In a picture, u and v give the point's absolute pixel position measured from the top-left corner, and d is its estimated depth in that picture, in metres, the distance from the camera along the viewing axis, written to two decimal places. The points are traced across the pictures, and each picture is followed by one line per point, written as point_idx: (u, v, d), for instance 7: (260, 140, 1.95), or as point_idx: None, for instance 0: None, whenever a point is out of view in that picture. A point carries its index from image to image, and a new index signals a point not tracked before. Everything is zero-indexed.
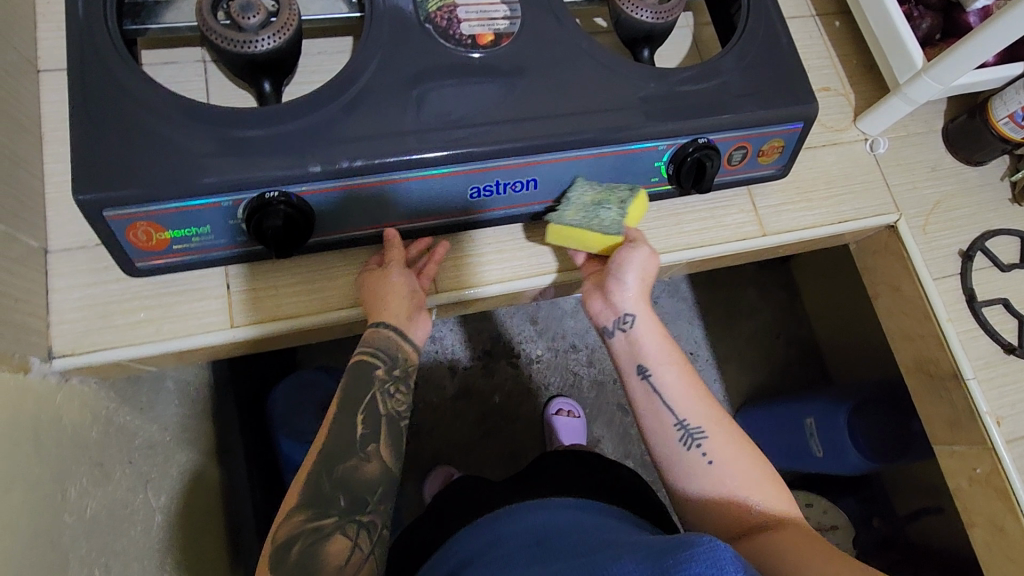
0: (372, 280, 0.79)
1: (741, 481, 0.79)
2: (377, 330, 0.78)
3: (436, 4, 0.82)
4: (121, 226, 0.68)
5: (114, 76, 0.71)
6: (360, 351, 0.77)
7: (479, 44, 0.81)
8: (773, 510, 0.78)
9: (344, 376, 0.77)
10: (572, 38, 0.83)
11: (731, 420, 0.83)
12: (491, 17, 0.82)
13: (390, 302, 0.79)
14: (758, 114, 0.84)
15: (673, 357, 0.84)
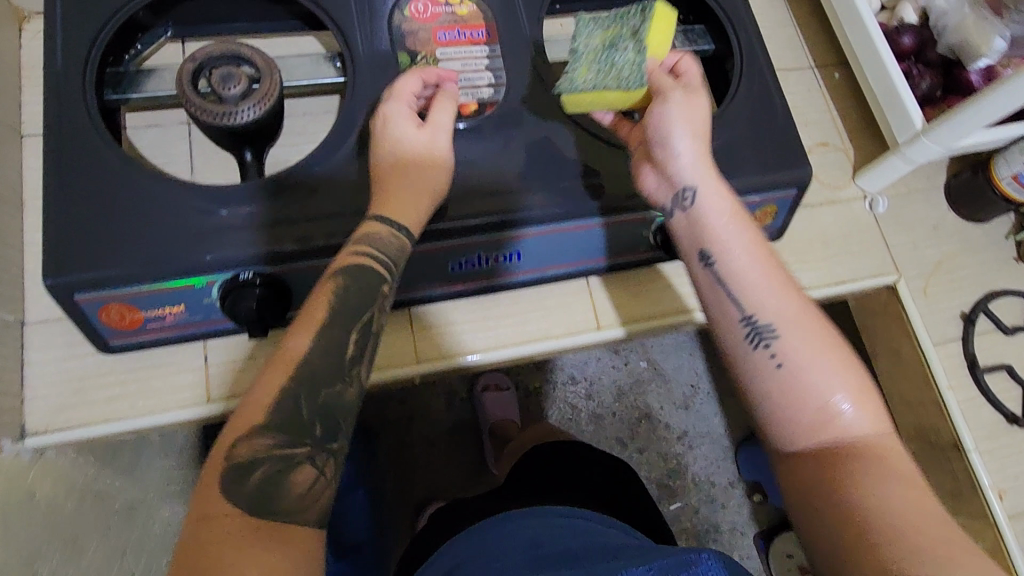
0: (406, 156, 0.68)
1: (822, 391, 0.65)
2: (393, 232, 0.67)
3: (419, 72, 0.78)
4: (93, 307, 0.67)
5: (91, 150, 0.70)
6: (373, 261, 0.66)
7: (463, 114, 0.77)
8: (855, 426, 0.64)
9: (339, 273, 0.65)
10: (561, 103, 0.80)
11: (812, 321, 0.68)
12: (476, 86, 0.78)
13: (416, 199, 0.68)
14: (753, 181, 0.82)
15: (738, 233, 0.69)
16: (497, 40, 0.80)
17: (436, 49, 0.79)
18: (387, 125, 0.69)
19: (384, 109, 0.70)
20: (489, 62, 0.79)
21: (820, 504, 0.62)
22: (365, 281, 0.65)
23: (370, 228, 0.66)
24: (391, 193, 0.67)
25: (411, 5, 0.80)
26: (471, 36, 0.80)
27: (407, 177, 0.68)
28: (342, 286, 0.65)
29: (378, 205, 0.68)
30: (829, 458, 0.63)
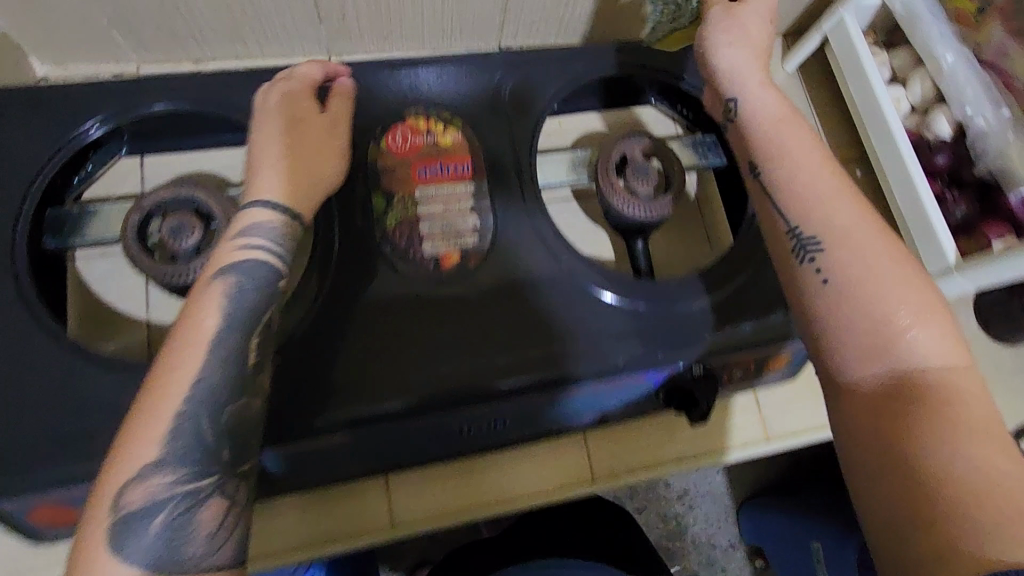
0: (291, 111, 0.65)
1: (864, 249, 0.55)
2: (269, 210, 0.58)
3: (394, 217, 0.69)
4: (19, 510, 0.59)
5: (21, 320, 0.62)
6: (252, 258, 0.55)
7: (443, 267, 0.68)
8: (917, 356, 0.51)
9: (232, 272, 0.54)
10: (557, 242, 0.72)
11: (880, 250, 0.55)
12: (459, 231, 0.70)
13: (297, 172, 0.62)
14: (775, 328, 0.72)
15: (790, 122, 0.63)
16: (483, 176, 0.72)
17: (414, 188, 0.70)
18: (275, 103, 0.65)
19: (259, 102, 0.66)
20: (474, 201, 0.71)
21: (883, 408, 0.50)
22: (255, 262, 0.55)
23: (245, 207, 0.58)
24: (269, 150, 0.62)
25: (388, 134, 0.71)
26: (454, 171, 0.71)
27: (285, 112, 0.65)
28: (238, 286, 0.54)
29: (248, 190, 0.59)
30: (888, 398, 0.50)
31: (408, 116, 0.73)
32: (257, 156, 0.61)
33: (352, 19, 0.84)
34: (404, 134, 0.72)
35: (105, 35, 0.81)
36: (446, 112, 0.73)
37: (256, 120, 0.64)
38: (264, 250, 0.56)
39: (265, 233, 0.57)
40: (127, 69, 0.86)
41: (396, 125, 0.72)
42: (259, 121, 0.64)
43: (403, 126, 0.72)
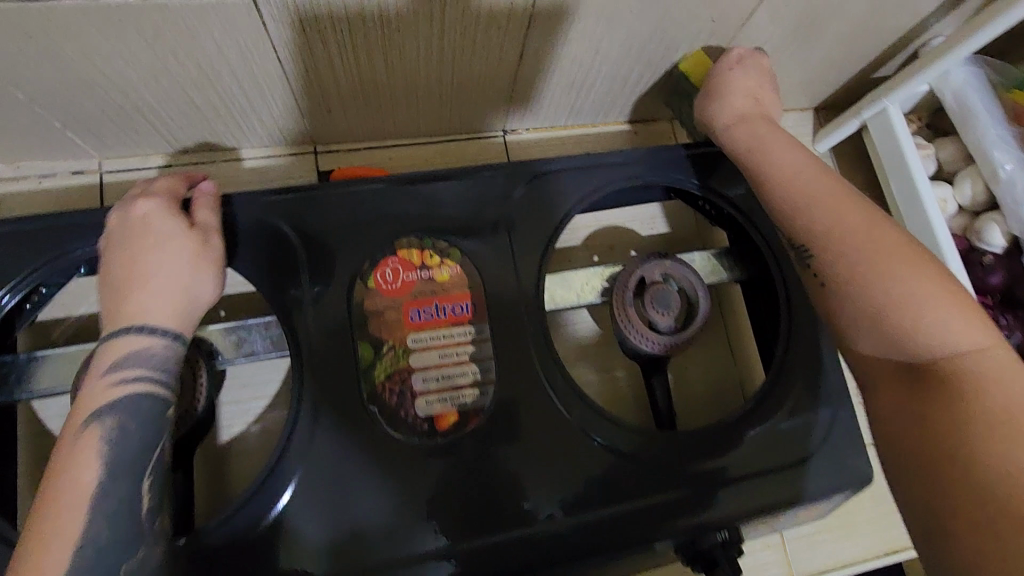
0: (152, 231, 0.58)
1: (879, 273, 0.58)
2: (146, 335, 0.54)
3: (383, 370, 0.61)
4: None
5: None
6: (127, 393, 0.52)
7: (439, 429, 0.60)
8: (937, 342, 0.55)
9: (107, 413, 0.51)
10: (566, 393, 0.64)
11: (883, 258, 0.59)
12: (457, 385, 0.62)
13: (172, 285, 0.56)
14: (812, 488, 0.65)
15: (775, 155, 0.67)
16: (485, 316, 0.64)
17: (406, 335, 0.62)
18: (134, 223, 0.59)
19: (115, 225, 0.60)
20: (474, 348, 0.63)
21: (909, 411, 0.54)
22: (133, 397, 0.52)
23: (115, 335, 0.54)
24: (137, 275, 0.56)
25: (377, 271, 0.63)
26: (452, 312, 0.63)
27: (153, 229, 0.59)
28: (117, 425, 0.51)
29: (119, 317, 0.55)
30: (909, 397, 0.54)
31: (399, 247, 0.64)
32: (126, 282, 0.56)
33: (339, 113, 0.75)
34: (395, 270, 0.63)
35: (61, 136, 0.71)
36: (443, 240, 0.65)
37: (115, 248, 0.58)
38: (143, 382, 0.53)
39: (141, 365, 0.53)
40: (89, 167, 0.77)
41: (386, 259, 0.63)
42: (117, 250, 0.58)
43: (394, 260, 0.63)
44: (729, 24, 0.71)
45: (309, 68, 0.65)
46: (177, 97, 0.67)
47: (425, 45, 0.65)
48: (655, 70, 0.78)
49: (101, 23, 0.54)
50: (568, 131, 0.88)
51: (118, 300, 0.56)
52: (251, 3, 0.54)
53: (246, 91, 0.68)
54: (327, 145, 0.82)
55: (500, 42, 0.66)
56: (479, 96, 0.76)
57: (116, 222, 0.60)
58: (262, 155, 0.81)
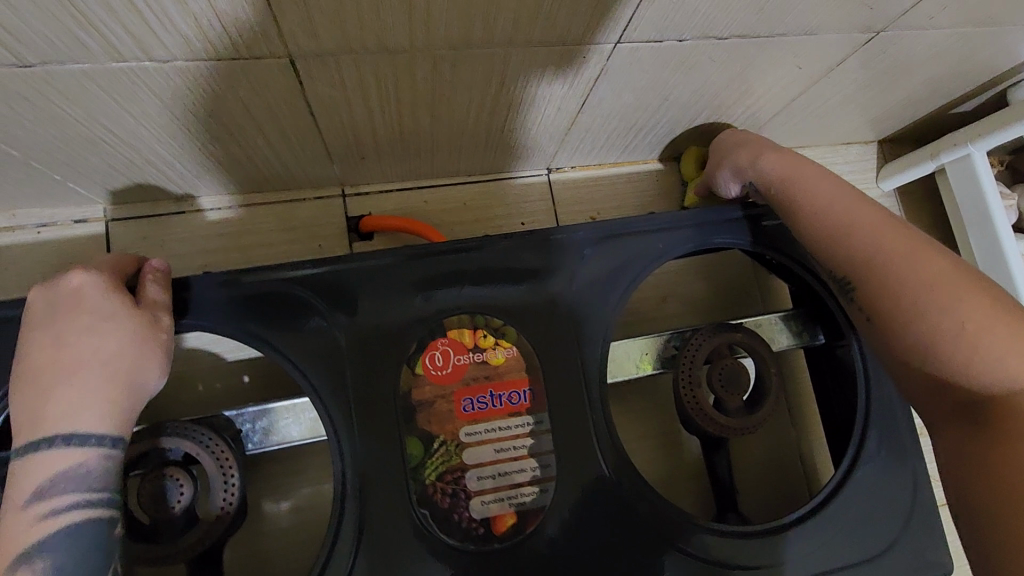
0: (83, 307, 0.45)
1: (927, 298, 0.53)
2: (76, 448, 0.41)
3: (435, 468, 0.55)
4: None
5: None
6: (60, 525, 0.40)
7: (496, 534, 0.55)
8: (994, 372, 0.50)
9: (41, 552, 0.39)
10: (633, 489, 0.58)
11: (935, 292, 0.53)
12: (515, 483, 0.56)
13: (108, 377, 0.43)
14: None
15: (808, 186, 0.60)
16: (545, 405, 0.58)
17: (459, 427, 0.56)
18: (59, 298, 0.45)
19: (37, 301, 0.46)
20: (533, 440, 0.57)
21: (967, 443, 0.51)
22: (70, 530, 0.40)
23: (34, 450, 0.41)
24: (60, 367, 0.43)
25: (425, 355, 0.57)
26: (508, 401, 0.57)
27: (84, 306, 0.45)
28: (53, 567, 0.39)
29: (41, 428, 0.41)
30: (970, 429, 0.51)
31: (450, 326, 0.58)
32: (46, 378, 0.42)
33: (373, 159, 0.68)
34: (446, 353, 0.57)
35: (59, 186, 0.63)
36: (498, 317, 0.59)
37: (30, 335, 0.44)
38: (78, 508, 0.41)
39: (72, 486, 0.41)
40: (93, 215, 0.69)
41: (435, 341, 0.57)
42: (35, 336, 0.44)
43: (444, 341, 0.57)
44: (815, 71, 0.63)
45: (344, 121, 0.58)
46: (196, 150, 0.60)
47: (477, 97, 0.57)
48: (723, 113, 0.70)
49: (110, 87, 0.47)
50: (618, 169, 0.81)
51: (36, 403, 0.42)
52: (287, 63, 0.47)
53: (273, 143, 0.61)
54: (356, 188, 0.75)
55: (562, 93, 0.59)
56: (528, 140, 0.69)
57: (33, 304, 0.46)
58: (284, 199, 0.73)
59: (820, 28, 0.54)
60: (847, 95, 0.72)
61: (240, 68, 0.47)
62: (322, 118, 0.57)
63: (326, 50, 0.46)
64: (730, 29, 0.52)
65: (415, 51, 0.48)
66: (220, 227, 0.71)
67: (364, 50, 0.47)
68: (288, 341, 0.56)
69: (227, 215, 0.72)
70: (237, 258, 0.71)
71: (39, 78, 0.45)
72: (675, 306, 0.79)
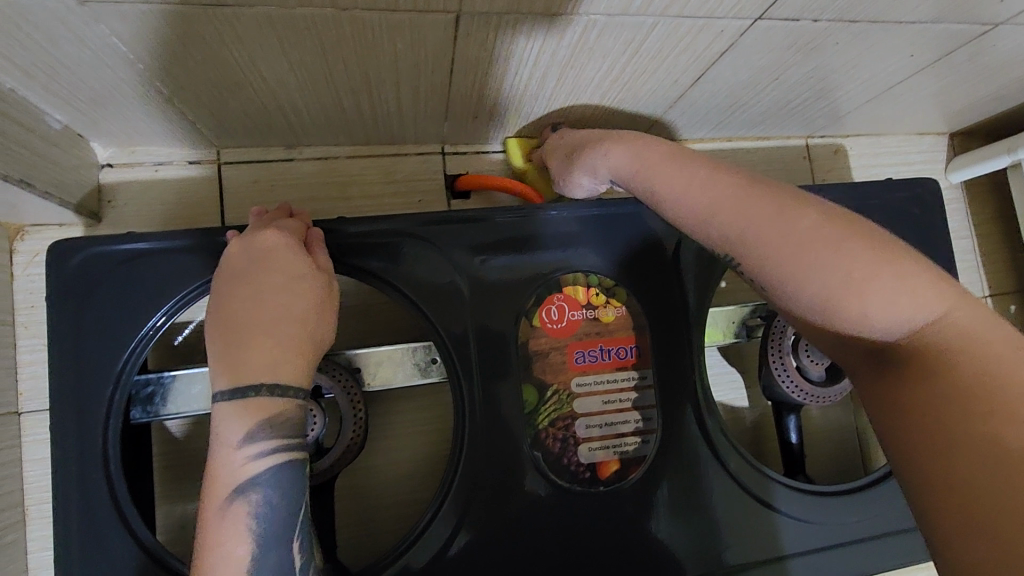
0: (279, 268, 0.52)
1: (803, 262, 0.45)
2: (277, 398, 0.48)
3: (548, 415, 0.59)
4: None
5: (105, 554, 0.51)
6: (266, 465, 0.47)
7: (601, 477, 0.59)
8: (885, 318, 0.44)
9: (254, 487, 0.47)
10: (725, 447, 0.62)
11: (830, 254, 0.45)
12: (619, 433, 0.60)
13: (298, 336, 0.50)
14: None
15: (654, 168, 0.54)
16: (648, 362, 0.61)
17: (571, 378, 0.60)
18: (255, 254, 0.52)
19: (233, 251, 0.53)
20: (637, 394, 0.61)
21: (883, 393, 0.44)
22: (275, 470, 0.48)
23: (240, 397, 0.47)
24: (257, 320, 0.49)
25: (542, 309, 0.60)
26: (616, 355, 0.61)
27: (279, 267, 0.52)
28: (263, 499, 0.47)
29: (245, 372, 0.47)
30: (885, 376, 0.44)
31: (565, 283, 0.61)
32: (246, 328, 0.49)
33: (483, 118, 0.70)
34: (560, 308, 0.60)
35: (187, 127, 0.65)
36: (608, 278, 0.62)
37: (229, 284, 0.51)
38: (279, 451, 0.48)
39: (274, 433, 0.48)
40: (206, 157, 0.71)
41: (551, 296, 0.60)
42: (234, 288, 0.50)
43: (559, 297, 0.60)
44: (920, 61, 0.66)
45: (474, 80, 0.61)
46: (325, 100, 0.62)
47: (606, 64, 0.60)
48: (581, 95, 0.67)
49: (282, 32, 0.49)
50: (703, 144, 0.83)
51: (236, 349, 0.48)
52: (452, 19, 0.49)
53: (399, 99, 0.63)
54: (454, 146, 0.77)
55: (684, 66, 0.62)
56: (629, 109, 0.72)
57: (227, 247, 0.53)
58: (386, 151, 0.75)
59: (945, 17, 0.57)
60: (939, 87, 0.74)
61: (406, 22, 0.49)
62: (456, 76, 0.59)
63: (495, 9, 0.48)
64: (864, 14, 0.55)
65: (572, 16, 0.51)
66: (324, 176, 0.73)
67: (529, 11, 0.49)
68: (412, 286, 0.59)
69: (332, 165, 0.74)
70: (340, 206, 0.73)
71: (221, 20, 0.47)
72: None
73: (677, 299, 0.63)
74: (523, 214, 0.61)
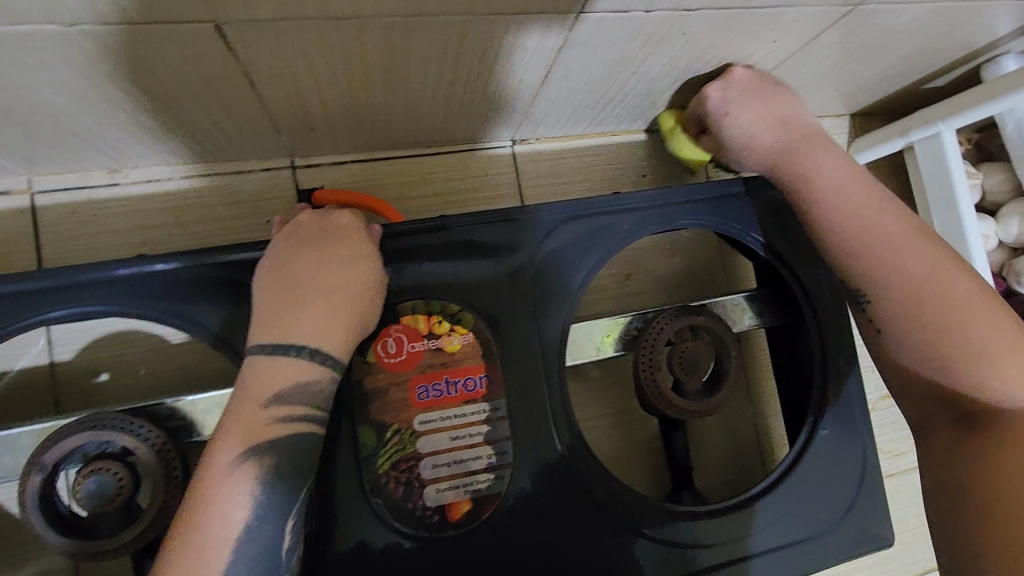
0: (349, 243, 0.51)
1: (946, 316, 0.53)
2: (317, 364, 0.46)
3: (389, 459, 0.54)
4: None
5: None
6: (287, 432, 0.45)
7: (451, 520, 0.55)
8: (1005, 393, 0.52)
9: (271, 450, 0.44)
10: (590, 473, 0.58)
11: (972, 323, 0.53)
12: (470, 470, 0.55)
13: (345, 310, 0.49)
14: (834, 557, 0.63)
15: (872, 199, 0.58)
16: (500, 392, 0.57)
17: (413, 415, 0.55)
18: (331, 228, 0.52)
19: (303, 222, 0.52)
20: (489, 427, 0.56)
21: (961, 447, 0.54)
22: (294, 439, 0.45)
23: (281, 354, 0.46)
24: (317, 284, 0.48)
25: (377, 343, 0.55)
26: (463, 388, 0.56)
27: (349, 242, 0.51)
28: (274, 469, 0.44)
29: (290, 328, 0.46)
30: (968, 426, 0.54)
31: (403, 312, 0.56)
32: (300, 290, 0.48)
33: (323, 130, 0.63)
34: (397, 340, 0.55)
35: None
36: (453, 302, 0.57)
37: (293, 245, 0.50)
38: (305, 421, 0.46)
39: (302, 400, 0.46)
40: (15, 187, 0.64)
41: (387, 327, 0.56)
42: (296, 250, 0.50)
43: (397, 328, 0.56)
44: (791, 45, 0.61)
45: (289, 92, 0.54)
46: (124, 119, 0.55)
47: (432, 68, 0.53)
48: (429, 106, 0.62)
49: (11, 52, 0.42)
50: (584, 141, 0.78)
51: (288, 309, 0.47)
52: (217, 29, 0.43)
53: (212, 114, 0.56)
54: (306, 158, 0.70)
55: (526, 64, 0.56)
56: (490, 111, 0.66)
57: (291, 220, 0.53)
58: (226, 170, 0.68)
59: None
60: (822, 70, 0.69)
61: (164, 34, 0.43)
62: (263, 89, 0.53)
63: (261, 17, 0.42)
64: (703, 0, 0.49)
65: (365, 21, 0.44)
66: (159, 200, 0.67)
67: (306, 16, 0.42)
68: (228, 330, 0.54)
69: (169, 188, 0.67)
70: (179, 233, 0.67)
71: None
72: (638, 284, 0.78)
73: (551, 308, 0.60)
74: (464, 230, 0.58)
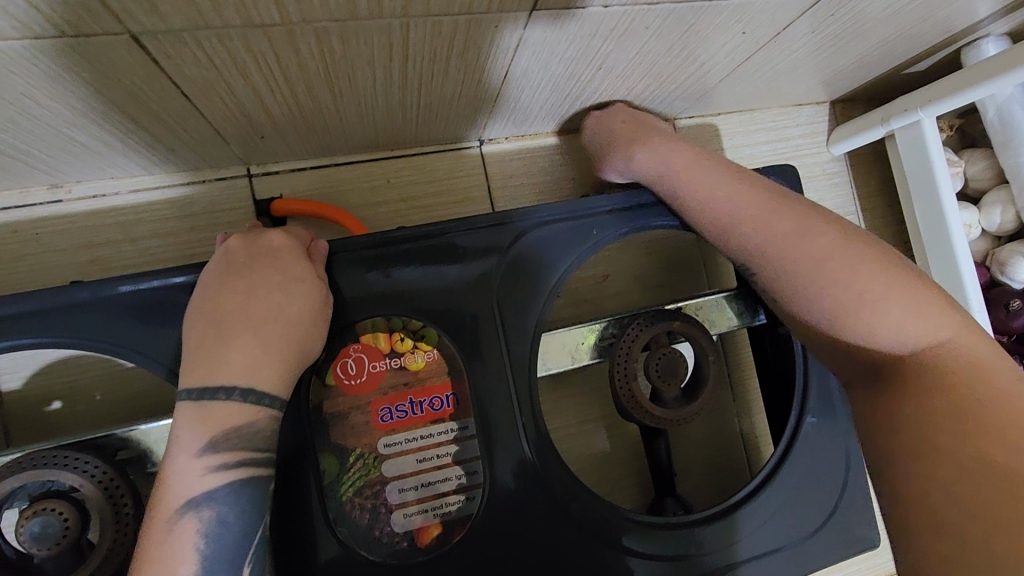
0: (278, 268, 0.49)
1: (817, 275, 0.52)
2: (249, 405, 0.45)
3: (354, 484, 0.52)
4: None
5: None
6: (225, 480, 0.43)
7: (421, 546, 0.52)
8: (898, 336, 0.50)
9: (210, 502, 0.42)
10: (565, 488, 0.56)
11: (850, 272, 0.52)
12: (439, 492, 0.53)
13: (279, 338, 0.47)
14: (818, 563, 0.62)
15: (740, 181, 0.58)
16: (468, 409, 0.55)
17: (377, 438, 0.53)
18: (259, 252, 0.50)
19: (233, 250, 0.50)
20: (458, 447, 0.54)
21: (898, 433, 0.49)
22: (233, 487, 0.43)
23: (211, 397, 0.44)
24: (246, 317, 0.46)
25: (336, 364, 0.53)
26: (429, 407, 0.54)
27: (281, 267, 0.50)
28: (217, 518, 0.42)
29: (218, 367, 0.45)
30: (878, 392, 0.51)
31: (363, 331, 0.54)
32: (230, 324, 0.46)
33: (274, 138, 0.60)
34: (357, 360, 0.53)
35: None
36: (416, 317, 0.55)
37: (222, 276, 0.48)
38: (245, 465, 0.44)
39: (236, 444, 0.44)
40: None
41: (347, 347, 0.53)
42: (225, 281, 0.48)
43: (356, 348, 0.53)
44: (760, 35, 0.58)
45: (226, 101, 0.51)
46: (51, 134, 0.51)
47: (378, 71, 0.50)
48: (383, 110, 0.58)
49: None
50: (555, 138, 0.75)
51: (218, 346, 0.45)
52: (133, 39, 0.39)
53: (147, 126, 0.53)
54: (262, 166, 0.67)
55: (477, 64, 0.53)
56: (450, 113, 0.63)
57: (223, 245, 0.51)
58: (176, 181, 0.65)
59: None
60: (797, 59, 0.66)
61: (71, 48, 0.39)
62: (197, 98, 0.49)
63: (175, 26, 0.39)
64: None
65: (293, 26, 0.41)
66: (106, 216, 0.63)
67: (226, 24, 0.39)
68: (174, 358, 0.51)
69: (115, 203, 0.63)
70: (129, 249, 0.63)
71: None
72: (616, 285, 0.76)
73: (522, 314, 0.57)
74: (431, 235, 0.55)
